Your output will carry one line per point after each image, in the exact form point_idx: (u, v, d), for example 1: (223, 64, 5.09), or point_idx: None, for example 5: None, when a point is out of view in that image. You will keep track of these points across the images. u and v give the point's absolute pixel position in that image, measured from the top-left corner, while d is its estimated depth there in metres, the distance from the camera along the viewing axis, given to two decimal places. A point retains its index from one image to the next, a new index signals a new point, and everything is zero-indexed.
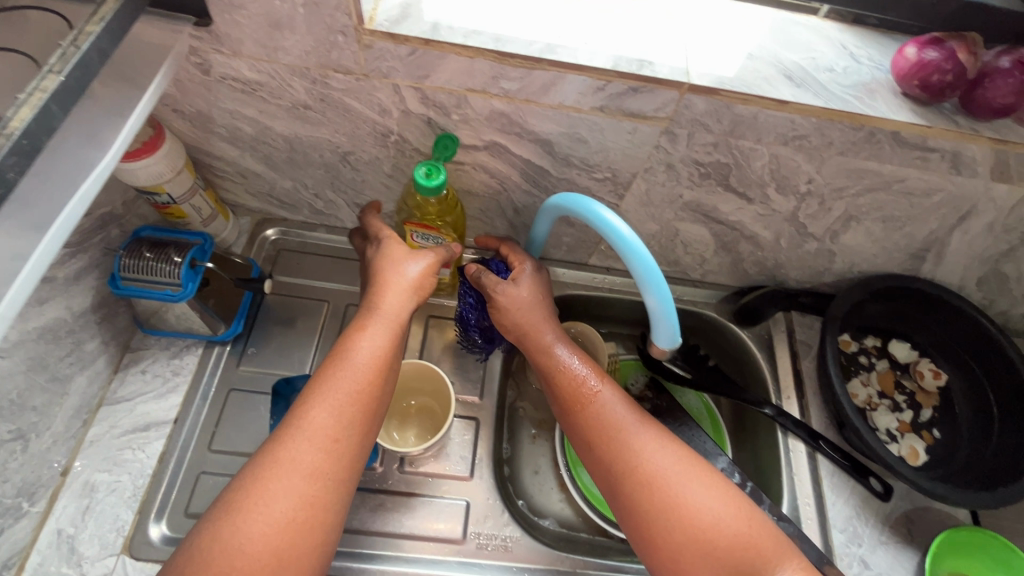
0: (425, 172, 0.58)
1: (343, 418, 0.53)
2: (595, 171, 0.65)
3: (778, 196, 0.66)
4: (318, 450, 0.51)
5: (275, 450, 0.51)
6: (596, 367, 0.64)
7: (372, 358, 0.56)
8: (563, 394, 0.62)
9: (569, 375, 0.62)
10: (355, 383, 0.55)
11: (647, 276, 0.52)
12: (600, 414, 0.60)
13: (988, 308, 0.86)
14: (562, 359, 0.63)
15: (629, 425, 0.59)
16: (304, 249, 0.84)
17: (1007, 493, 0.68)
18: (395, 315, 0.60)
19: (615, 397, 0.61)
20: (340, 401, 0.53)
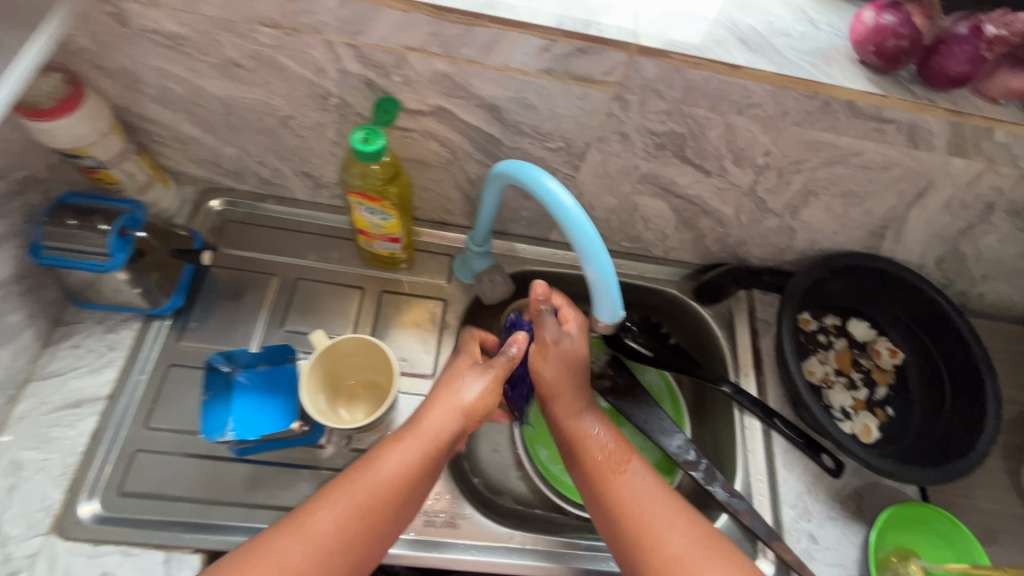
0: (362, 137, 0.55)
1: (355, 522, 0.54)
2: (548, 140, 0.63)
3: (735, 169, 0.65)
4: (319, 549, 0.52)
5: (292, 525, 0.53)
6: (620, 438, 0.66)
7: (405, 445, 0.59)
8: (585, 464, 0.64)
9: (592, 444, 0.64)
10: (370, 492, 0.55)
11: (589, 246, 0.49)
12: (616, 487, 0.61)
13: (947, 287, 0.86)
14: (587, 428, 0.66)
15: (647, 505, 0.60)
16: (253, 221, 0.81)
17: (951, 470, 0.69)
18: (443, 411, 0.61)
19: (639, 477, 0.62)
20: (353, 503, 0.55)
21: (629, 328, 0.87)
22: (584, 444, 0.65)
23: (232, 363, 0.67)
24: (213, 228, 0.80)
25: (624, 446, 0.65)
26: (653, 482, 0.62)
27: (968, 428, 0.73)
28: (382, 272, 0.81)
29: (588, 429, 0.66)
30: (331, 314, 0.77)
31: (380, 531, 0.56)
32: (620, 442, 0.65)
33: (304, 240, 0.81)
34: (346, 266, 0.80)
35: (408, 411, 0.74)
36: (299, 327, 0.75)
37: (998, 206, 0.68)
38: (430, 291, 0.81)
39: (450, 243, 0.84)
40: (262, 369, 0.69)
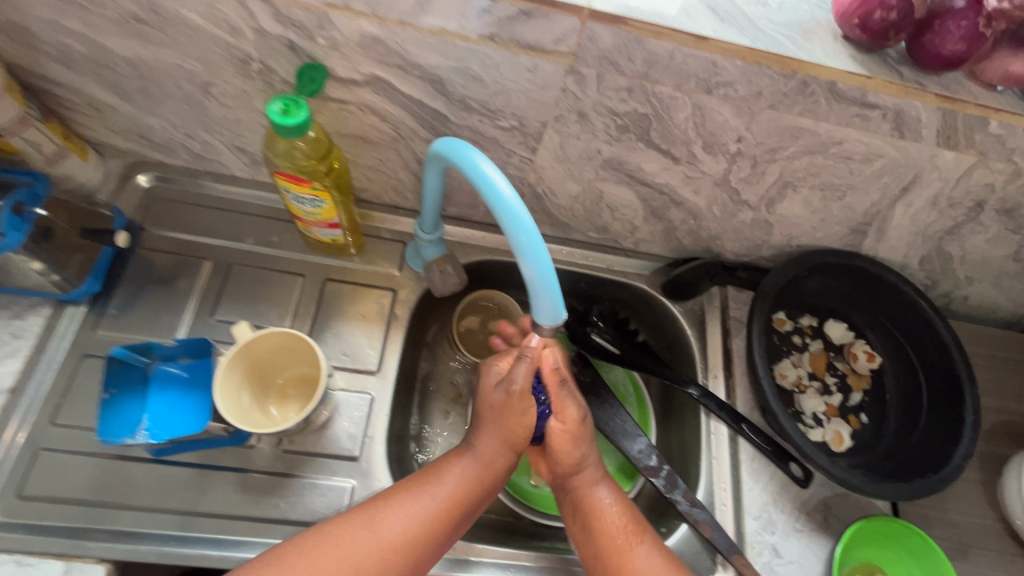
0: (281, 109, 0.48)
1: (422, 528, 0.53)
2: (499, 118, 0.57)
3: (705, 156, 0.59)
4: (384, 547, 0.51)
5: (337, 530, 0.51)
6: (634, 517, 0.60)
7: (460, 481, 0.56)
8: (597, 543, 0.57)
9: (606, 520, 0.58)
10: (437, 501, 0.54)
11: (529, 244, 0.44)
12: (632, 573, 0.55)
13: (931, 289, 0.81)
14: (600, 500, 0.60)
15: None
16: (185, 198, 0.74)
17: (922, 486, 0.65)
18: (506, 447, 0.59)
19: (656, 565, 0.56)
20: (423, 507, 0.54)
21: (595, 322, 0.82)
22: (599, 519, 0.58)
23: (150, 356, 0.61)
24: (140, 207, 0.73)
25: (638, 524, 0.59)
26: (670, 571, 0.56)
27: (943, 441, 0.70)
28: (326, 258, 0.75)
29: (601, 503, 0.59)
30: (267, 303, 0.71)
31: (433, 546, 0.54)
32: (634, 518, 0.60)
33: (240, 222, 0.74)
34: (286, 251, 0.74)
35: (348, 411, 0.68)
36: (230, 317, 0.69)
37: (989, 204, 0.62)
38: (378, 280, 0.75)
39: (403, 229, 0.78)
40: (183, 363, 0.63)
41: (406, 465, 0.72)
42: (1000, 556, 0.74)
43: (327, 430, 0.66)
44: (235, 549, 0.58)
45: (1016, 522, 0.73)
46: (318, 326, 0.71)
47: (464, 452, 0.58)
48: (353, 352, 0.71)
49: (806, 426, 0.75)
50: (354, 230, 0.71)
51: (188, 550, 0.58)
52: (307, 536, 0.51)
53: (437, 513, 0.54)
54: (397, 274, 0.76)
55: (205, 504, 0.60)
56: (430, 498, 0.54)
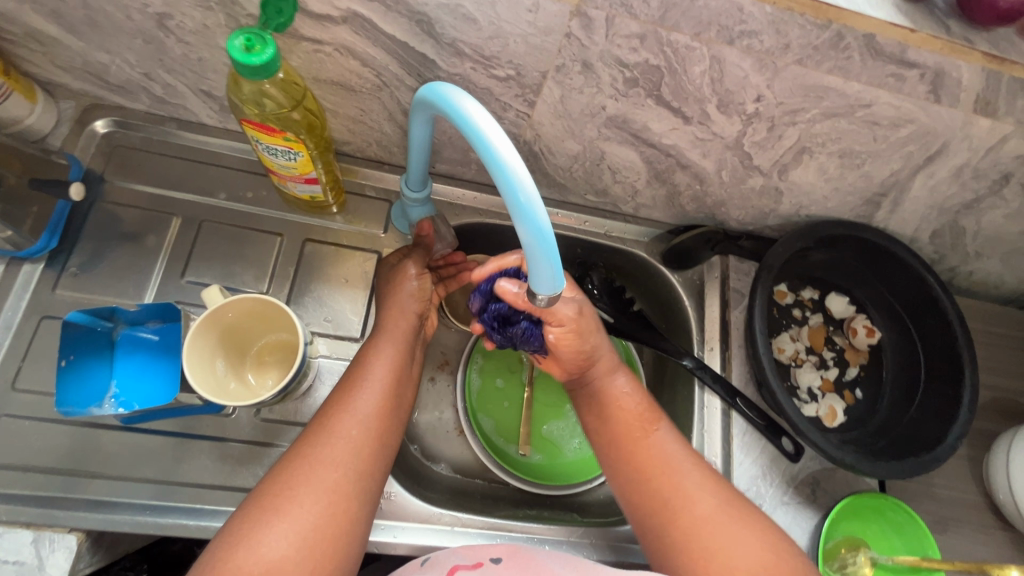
0: (243, 45, 0.42)
1: (380, 402, 0.55)
2: (494, 66, 0.51)
3: (719, 116, 0.54)
4: (354, 437, 0.52)
5: (306, 449, 0.50)
6: (649, 401, 0.62)
7: (387, 367, 0.57)
8: (614, 422, 0.60)
9: (622, 403, 0.61)
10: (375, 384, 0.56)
11: (521, 203, 0.38)
12: (655, 449, 0.57)
13: (937, 264, 0.78)
14: (615, 388, 0.62)
15: (681, 472, 0.55)
16: (150, 147, 0.68)
17: (914, 465, 0.65)
18: (401, 327, 0.61)
19: (673, 445, 0.58)
20: (377, 382, 0.56)
21: (590, 290, 0.79)
22: (615, 403, 0.61)
23: (115, 320, 0.56)
24: (99, 156, 0.67)
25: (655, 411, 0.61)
26: (684, 450, 0.58)
27: (939, 418, 0.69)
28: (306, 217, 0.70)
29: (618, 390, 0.62)
30: (242, 263, 0.66)
31: (397, 417, 0.56)
32: (651, 407, 0.61)
33: (212, 175, 0.69)
34: (261, 207, 0.69)
35: (330, 379, 0.65)
36: (201, 278, 0.65)
37: (1015, 177, 0.58)
38: (362, 241, 0.71)
39: (389, 186, 0.73)
40: (152, 328, 0.58)
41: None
42: (978, 530, 0.75)
43: (308, 398, 0.64)
44: (212, 519, 0.56)
45: (999, 498, 0.74)
46: (298, 289, 0.67)
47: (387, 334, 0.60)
48: (335, 317, 0.67)
49: (800, 401, 0.74)
50: (336, 189, 0.67)
51: (162, 520, 0.56)
52: (285, 461, 0.50)
53: (382, 396, 0.55)
54: (382, 235, 0.71)
55: (179, 473, 0.58)
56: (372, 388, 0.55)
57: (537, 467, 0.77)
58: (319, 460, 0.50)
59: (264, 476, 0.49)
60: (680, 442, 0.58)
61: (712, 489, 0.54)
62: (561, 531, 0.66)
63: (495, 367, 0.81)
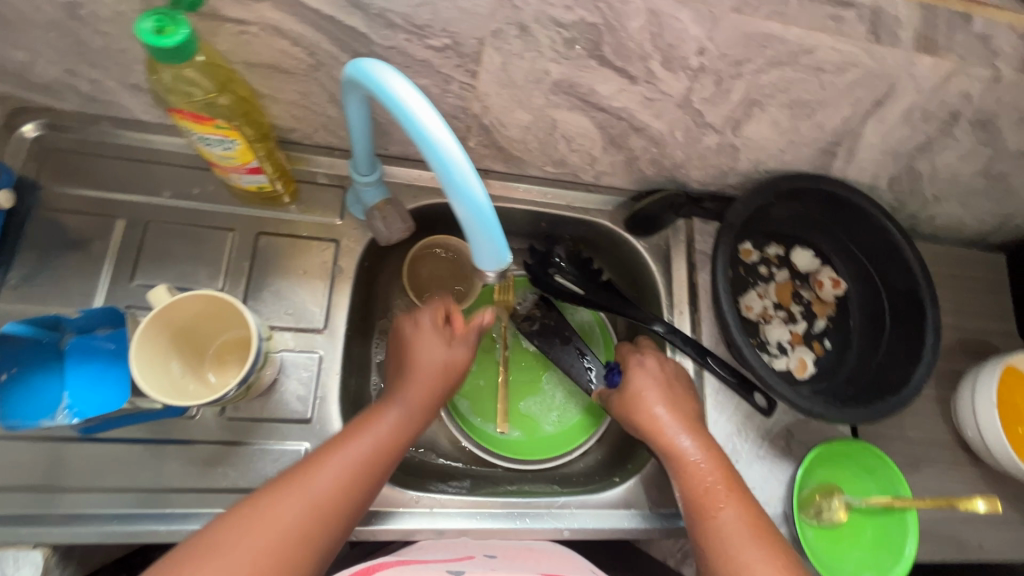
0: (153, 27, 0.40)
1: (362, 471, 0.53)
2: (428, 36, 0.49)
3: (665, 74, 0.53)
4: (319, 502, 0.50)
5: (280, 496, 0.49)
6: (726, 471, 0.60)
7: (387, 431, 0.56)
8: (685, 494, 0.60)
9: (693, 477, 0.60)
10: (371, 447, 0.55)
11: (451, 177, 0.38)
12: (715, 529, 0.56)
13: (898, 210, 0.79)
14: (687, 458, 0.61)
15: (739, 556, 0.54)
16: (84, 148, 0.65)
17: (882, 409, 0.66)
18: (419, 395, 0.60)
19: (740, 526, 0.56)
20: (367, 450, 0.54)
21: (556, 263, 0.78)
22: (685, 473, 0.60)
23: (61, 329, 0.54)
24: (33, 162, 0.64)
25: (732, 484, 0.59)
26: (753, 527, 0.56)
27: (904, 361, 0.70)
28: (257, 210, 0.68)
29: (692, 464, 0.60)
30: (194, 262, 0.65)
31: (375, 487, 0.54)
32: (727, 485, 0.59)
33: (155, 173, 0.66)
34: (209, 203, 0.66)
35: (294, 373, 0.64)
36: (151, 281, 0.63)
37: (965, 116, 0.58)
38: (317, 231, 0.69)
39: (341, 172, 0.71)
40: (103, 334, 0.56)
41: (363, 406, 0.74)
42: (949, 466, 0.77)
43: (274, 394, 0.63)
44: (182, 523, 0.56)
45: (967, 435, 0.76)
46: (254, 284, 0.66)
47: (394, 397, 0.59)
48: (295, 310, 0.66)
49: (770, 356, 0.75)
50: (284, 177, 0.65)
51: (132, 527, 0.55)
52: (246, 504, 0.49)
53: (373, 462, 0.54)
54: (338, 223, 0.70)
55: (145, 479, 0.57)
56: (363, 450, 0.54)
57: (517, 444, 0.77)
58: (287, 513, 0.48)
59: (229, 510, 0.48)
60: (747, 526, 0.56)
61: (776, 567, 0.53)
62: (542, 504, 0.66)
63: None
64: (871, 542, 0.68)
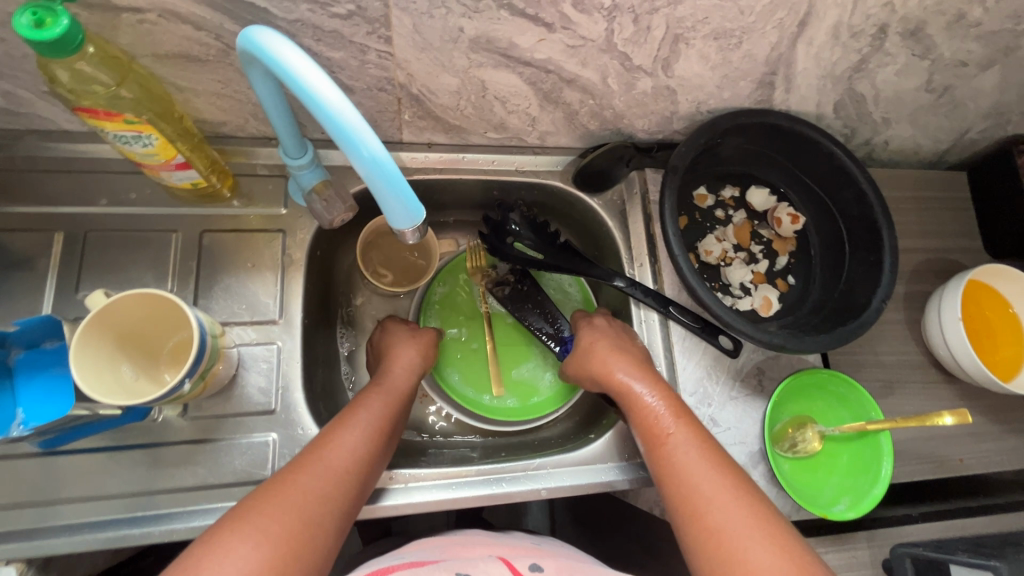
0: (31, 21, 0.38)
1: (367, 446, 0.55)
2: (331, 3, 0.48)
3: (580, 16, 0.52)
4: (333, 472, 0.51)
5: (304, 461, 0.51)
6: (676, 404, 0.60)
7: (383, 414, 0.60)
8: (639, 430, 0.60)
9: (644, 412, 0.60)
10: (372, 423, 0.58)
11: (344, 133, 0.37)
12: (670, 454, 0.56)
13: (851, 138, 0.78)
14: (637, 395, 0.61)
15: (694, 472, 0.54)
16: (13, 165, 0.64)
17: (844, 334, 0.66)
18: (400, 389, 0.65)
19: (690, 447, 0.55)
20: (366, 427, 0.57)
21: (512, 230, 0.77)
22: (638, 411, 0.61)
23: (7, 346, 0.54)
24: None
25: (681, 412, 0.59)
26: (703, 448, 0.55)
27: (865, 286, 0.70)
28: (200, 209, 0.67)
29: (639, 398, 0.61)
30: (140, 266, 0.64)
31: (376, 462, 0.56)
32: (674, 411, 0.59)
33: (90, 183, 0.65)
34: (148, 207, 0.66)
35: (254, 366, 0.64)
36: (95, 291, 0.62)
37: (892, 28, 0.57)
38: (263, 223, 0.68)
39: (281, 161, 0.70)
40: (50, 347, 0.55)
41: (335, 393, 0.74)
42: (924, 387, 0.78)
43: (236, 388, 0.63)
44: (157, 524, 0.56)
45: (938, 354, 0.76)
46: (204, 282, 0.65)
47: (377, 387, 0.63)
48: (248, 305, 0.66)
49: (733, 298, 0.75)
50: (218, 170, 0.64)
51: (105, 534, 0.55)
52: (274, 478, 0.49)
53: (376, 437, 0.57)
54: (283, 213, 0.69)
55: (113, 485, 0.57)
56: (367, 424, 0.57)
57: (513, 410, 0.77)
58: (313, 472, 0.50)
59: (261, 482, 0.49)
60: (700, 444, 0.56)
61: (726, 486, 0.52)
62: (518, 467, 0.67)
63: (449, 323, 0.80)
64: (847, 468, 0.69)
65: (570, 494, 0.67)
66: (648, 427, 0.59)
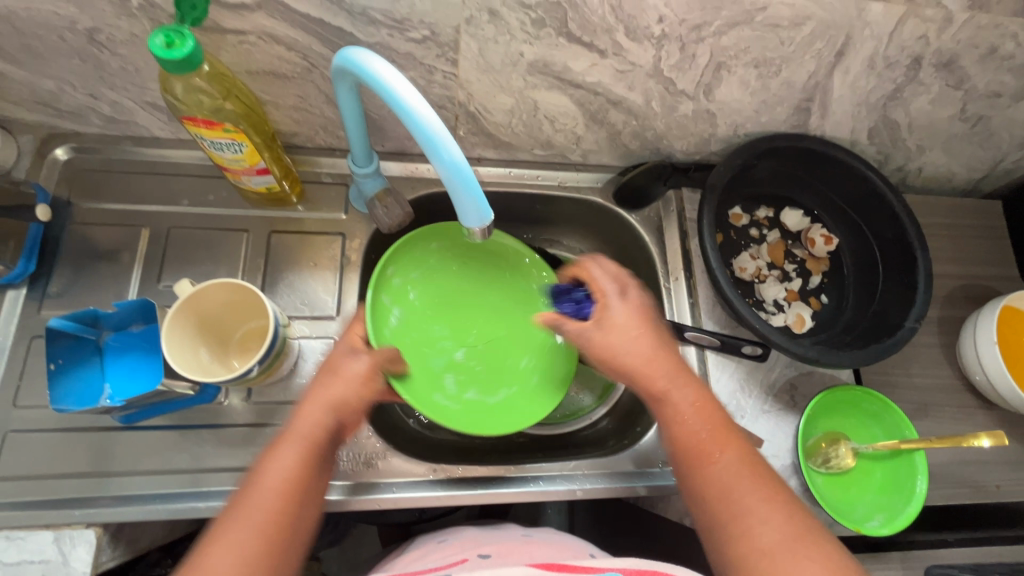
0: (163, 42, 0.45)
1: (263, 547, 0.46)
2: (408, 29, 0.54)
3: (631, 44, 0.57)
4: None
5: None
6: (718, 419, 0.55)
7: (280, 487, 0.49)
8: (678, 447, 0.55)
9: (686, 426, 0.55)
10: (263, 507, 0.47)
11: (429, 139, 0.42)
12: (715, 472, 0.52)
13: (884, 164, 0.80)
14: (678, 407, 0.56)
15: (741, 496, 0.50)
16: (109, 166, 0.71)
17: (878, 350, 0.67)
18: (307, 438, 0.52)
19: (738, 467, 0.51)
20: (254, 524, 0.46)
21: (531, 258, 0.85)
22: (675, 427, 0.55)
23: (100, 327, 0.59)
24: (65, 183, 0.70)
25: (725, 428, 0.55)
26: (752, 470, 0.51)
27: (899, 307, 0.71)
28: (270, 211, 0.73)
29: (681, 410, 0.56)
30: (214, 262, 0.70)
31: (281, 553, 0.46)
32: (721, 428, 0.55)
33: (173, 185, 0.72)
34: (224, 208, 0.72)
35: (312, 358, 0.68)
36: (177, 281, 0.68)
37: (926, 59, 0.61)
38: (325, 226, 0.74)
39: (343, 171, 0.76)
40: (137, 330, 0.61)
41: None
42: (959, 411, 0.78)
43: (294, 378, 0.67)
44: (219, 498, 0.60)
45: (974, 379, 0.77)
46: (269, 278, 0.70)
47: (281, 442, 0.52)
48: (307, 303, 0.70)
49: (767, 314, 0.77)
50: (290, 177, 0.70)
51: (173, 505, 0.59)
52: None
53: (266, 528, 0.46)
54: (343, 218, 0.74)
55: (184, 461, 0.62)
56: (254, 518, 0.47)
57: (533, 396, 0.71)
58: None
59: None
60: (748, 464, 0.52)
61: (779, 510, 0.48)
62: (554, 467, 0.69)
63: (401, 337, 0.70)
64: (881, 486, 0.70)
65: (607, 495, 0.68)
66: (692, 442, 0.54)
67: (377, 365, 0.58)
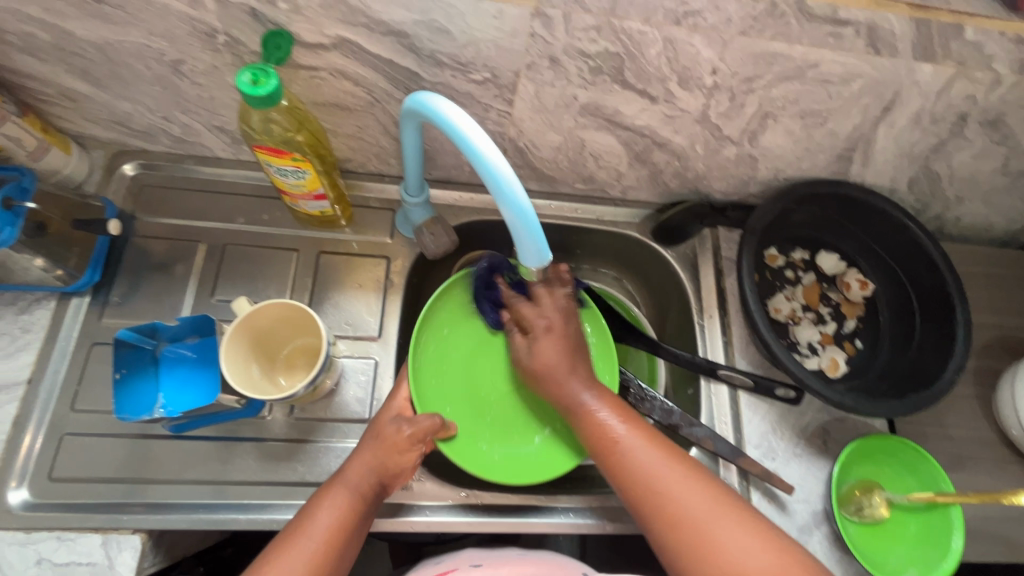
0: (249, 79, 0.48)
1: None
2: (471, 71, 0.57)
3: (682, 92, 0.59)
4: None
5: None
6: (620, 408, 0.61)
7: (329, 527, 0.54)
8: (591, 441, 0.60)
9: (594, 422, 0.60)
10: (313, 541, 0.53)
11: (501, 186, 0.44)
12: (628, 465, 0.57)
13: (923, 213, 0.81)
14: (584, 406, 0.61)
15: (667, 483, 0.55)
16: (172, 183, 0.75)
17: (916, 400, 0.67)
18: (357, 484, 0.57)
19: (642, 448, 0.57)
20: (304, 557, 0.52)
21: None
22: (585, 422, 0.60)
23: (157, 338, 0.62)
24: (130, 197, 0.73)
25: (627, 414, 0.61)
26: (664, 452, 0.58)
27: (936, 357, 0.71)
28: (319, 232, 0.76)
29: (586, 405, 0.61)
30: (264, 279, 0.73)
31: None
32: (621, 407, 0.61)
33: (230, 203, 0.75)
34: (277, 228, 0.75)
35: (353, 377, 0.70)
36: (230, 296, 0.71)
37: (972, 117, 0.62)
38: (371, 249, 0.76)
39: (391, 196, 0.78)
40: (191, 342, 0.64)
41: None
42: (995, 465, 0.77)
43: (336, 395, 0.69)
44: (257, 511, 0.62)
45: (1011, 433, 0.76)
46: (316, 297, 0.73)
47: (335, 483, 0.57)
48: (350, 323, 0.73)
49: (801, 356, 0.77)
50: (341, 202, 0.73)
51: (213, 516, 0.61)
52: None
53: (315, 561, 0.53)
54: (389, 241, 0.77)
55: (226, 472, 0.63)
56: (305, 550, 0.53)
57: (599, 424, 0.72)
58: None
59: None
60: (650, 444, 0.58)
61: (704, 487, 0.55)
62: (584, 500, 0.68)
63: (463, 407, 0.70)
64: (915, 539, 0.69)
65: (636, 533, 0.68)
66: (598, 436, 0.59)
67: (428, 433, 0.60)
